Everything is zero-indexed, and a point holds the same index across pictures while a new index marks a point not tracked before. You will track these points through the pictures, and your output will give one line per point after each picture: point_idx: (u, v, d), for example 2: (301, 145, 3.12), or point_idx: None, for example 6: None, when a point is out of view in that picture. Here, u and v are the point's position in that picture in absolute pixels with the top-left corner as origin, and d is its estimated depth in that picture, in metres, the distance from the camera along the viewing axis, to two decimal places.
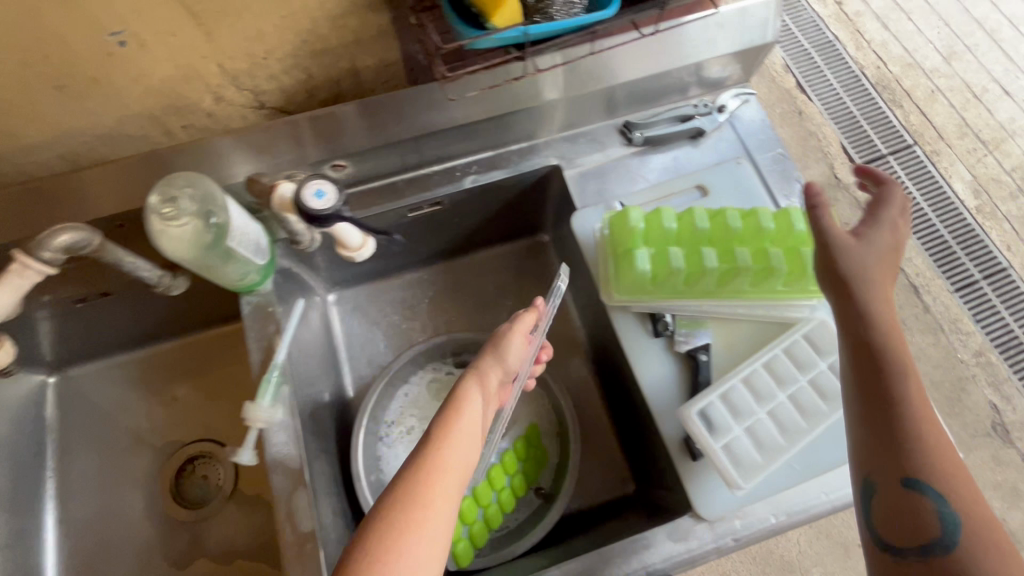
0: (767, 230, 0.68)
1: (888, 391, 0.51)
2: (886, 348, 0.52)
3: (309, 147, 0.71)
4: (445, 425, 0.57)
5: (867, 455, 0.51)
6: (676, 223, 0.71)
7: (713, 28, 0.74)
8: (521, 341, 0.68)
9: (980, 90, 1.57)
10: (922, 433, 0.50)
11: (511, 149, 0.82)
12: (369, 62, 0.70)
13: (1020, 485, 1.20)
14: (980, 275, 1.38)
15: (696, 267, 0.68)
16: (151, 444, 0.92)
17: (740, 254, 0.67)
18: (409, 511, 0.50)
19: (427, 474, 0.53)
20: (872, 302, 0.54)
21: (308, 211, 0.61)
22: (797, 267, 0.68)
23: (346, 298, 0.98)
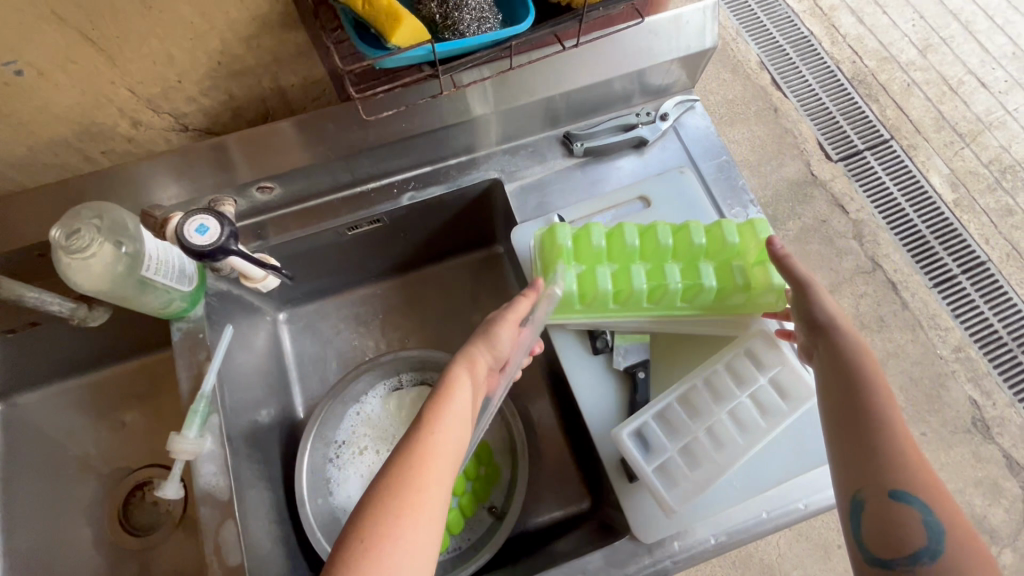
0: (697, 246, 0.68)
1: (869, 403, 0.53)
2: (862, 364, 0.55)
3: (238, 169, 0.69)
4: (437, 409, 0.55)
5: (850, 469, 0.52)
6: (606, 239, 0.70)
7: (645, 35, 0.73)
8: (511, 328, 0.64)
9: (956, 83, 1.52)
10: (903, 445, 0.52)
11: (450, 163, 0.80)
12: (293, 80, 0.68)
13: (1000, 480, 1.21)
14: (959, 269, 1.35)
15: (626, 285, 0.68)
16: (99, 470, 0.90)
17: (670, 271, 0.67)
18: (404, 491, 0.49)
19: (421, 455, 0.52)
20: (848, 331, 0.58)
21: (189, 250, 0.58)
22: (728, 281, 0.67)
23: (298, 316, 0.93)
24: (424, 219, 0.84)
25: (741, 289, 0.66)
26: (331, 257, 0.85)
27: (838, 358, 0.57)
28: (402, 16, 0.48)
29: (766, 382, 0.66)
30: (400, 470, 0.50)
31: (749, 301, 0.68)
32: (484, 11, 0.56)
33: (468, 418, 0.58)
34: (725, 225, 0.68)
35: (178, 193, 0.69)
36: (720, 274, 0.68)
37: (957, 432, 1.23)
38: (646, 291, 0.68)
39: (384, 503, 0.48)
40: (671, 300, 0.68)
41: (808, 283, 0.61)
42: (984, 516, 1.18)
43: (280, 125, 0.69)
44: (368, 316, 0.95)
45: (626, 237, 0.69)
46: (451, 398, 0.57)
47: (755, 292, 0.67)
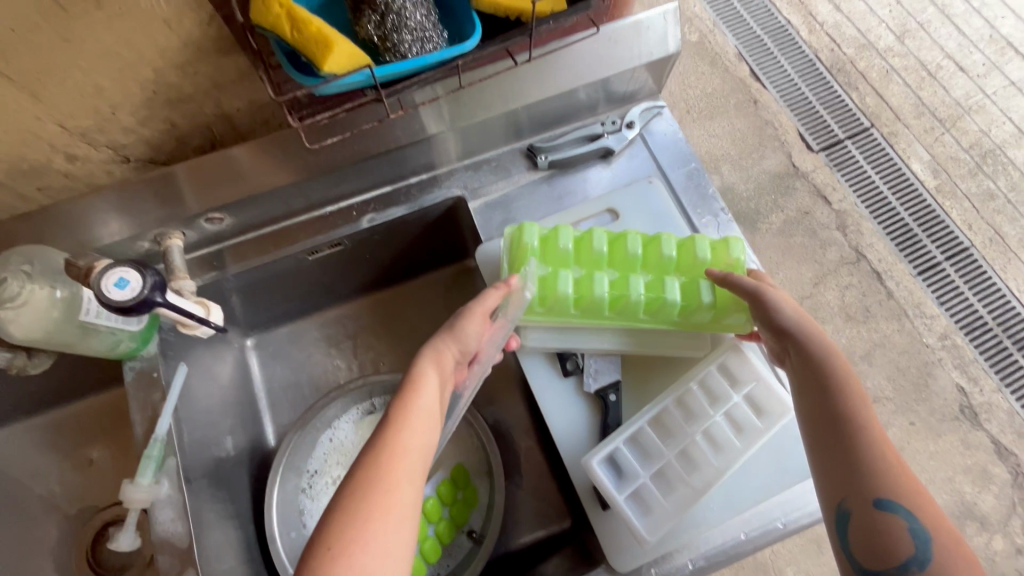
0: (665, 258, 0.66)
1: (845, 409, 0.51)
2: (832, 367, 0.53)
3: (186, 200, 0.66)
4: (404, 407, 0.53)
5: (830, 479, 0.50)
6: (575, 243, 0.68)
7: (605, 44, 0.70)
8: (479, 319, 0.60)
9: (934, 68, 1.50)
10: (883, 450, 0.49)
11: (411, 182, 0.77)
12: (238, 105, 0.65)
13: (990, 467, 1.20)
14: (943, 257, 1.34)
15: (587, 291, 0.65)
16: (66, 509, 0.87)
17: (634, 282, 0.65)
18: (375, 492, 0.48)
19: (391, 454, 0.50)
20: (814, 333, 0.56)
21: (110, 306, 0.56)
22: (694, 298, 0.64)
23: (266, 341, 0.89)
24: (389, 240, 0.81)
25: (707, 306, 0.64)
26: (295, 281, 0.82)
27: (807, 363, 0.54)
28: (333, 41, 0.45)
29: (741, 399, 0.64)
30: (368, 472, 0.49)
31: (715, 320, 0.65)
32: (427, 29, 0.52)
33: (438, 415, 0.55)
34: (696, 241, 0.66)
35: (121, 227, 0.66)
36: (687, 289, 0.65)
37: (946, 420, 1.22)
38: (608, 300, 0.65)
39: (354, 506, 0.47)
40: (633, 313, 0.65)
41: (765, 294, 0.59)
42: (975, 504, 1.18)
43: (231, 151, 0.66)
44: (340, 337, 0.91)
45: (594, 242, 0.67)
46: (419, 393, 0.54)
47: (721, 311, 0.64)
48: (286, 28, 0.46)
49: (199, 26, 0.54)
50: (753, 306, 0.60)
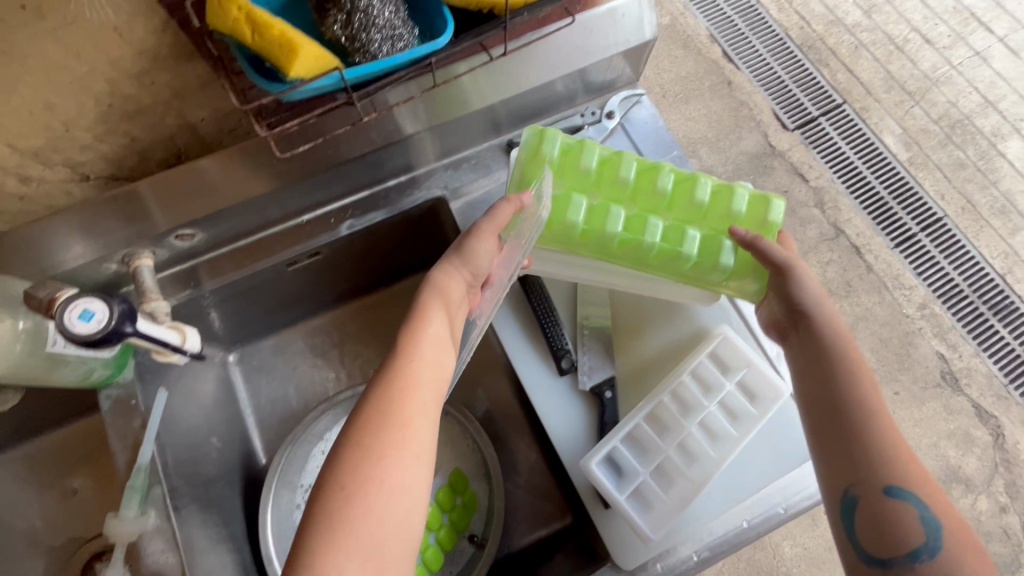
0: (695, 202, 0.63)
1: (853, 396, 0.51)
2: (841, 353, 0.53)
3: (154, 217, 0.63)
4: (414, 335, 0.54)
5: (839, 466, 0.49)
6: (599, 164, 0.65)
7: (581, 32, 0.68)
8: (489, 240, 0.60)
9: (902, 41, 1.51)
10: (892, 437, 0.49)
11: (389, 185, 0.75)
12: (202, 115, 0.61)
13: (972, 430, 1.23)
14: (918, 228, 1.36)
15: (598, 223, 0.62)
16: (50, 542, 0.84)
17: (652, 224, 0.62)
18: (386, 426, 0.50)
19: (400, 388, 0.52)
20: (826, 317, 0.55)
21: (76, 341, 0.54)
22: (712, 256, 0.62)
23: (250, 355, 0.87)
24: (369, 245, 0.79)
25: (725, 268, 0.61)
26: (275, 293, 0.80)
27: (815, 348, 0.54)
28: (298, 44, 0.43)
29: (734, 387, 0.63)
30: (378, 407, 0.51)
31: (728, 282, 0.63)
32: (396, 28, 0.50)
33: (448, 343, 0.56)
34: (734, 191, 0.63)
35: (85, 250, 0.62)
36: (708, 242, 0.62)
37: (928, 387, 1.25)
38: (617, 239, 0.62)
39: (364, 442, 0.49)
40: (642, 256, 0.63)
41: (790, 266, 0.57)
42: (959, 467, 1.21)
43: (200, 163, 0.63)
44: (326, 347, 0.89)
45: (622, 169, 0.64)
46: (426, 322, 0.55)
47: (738, 275, 0.62)
48: (246, 33, 0.43)
49: (153, 34, 0.51)
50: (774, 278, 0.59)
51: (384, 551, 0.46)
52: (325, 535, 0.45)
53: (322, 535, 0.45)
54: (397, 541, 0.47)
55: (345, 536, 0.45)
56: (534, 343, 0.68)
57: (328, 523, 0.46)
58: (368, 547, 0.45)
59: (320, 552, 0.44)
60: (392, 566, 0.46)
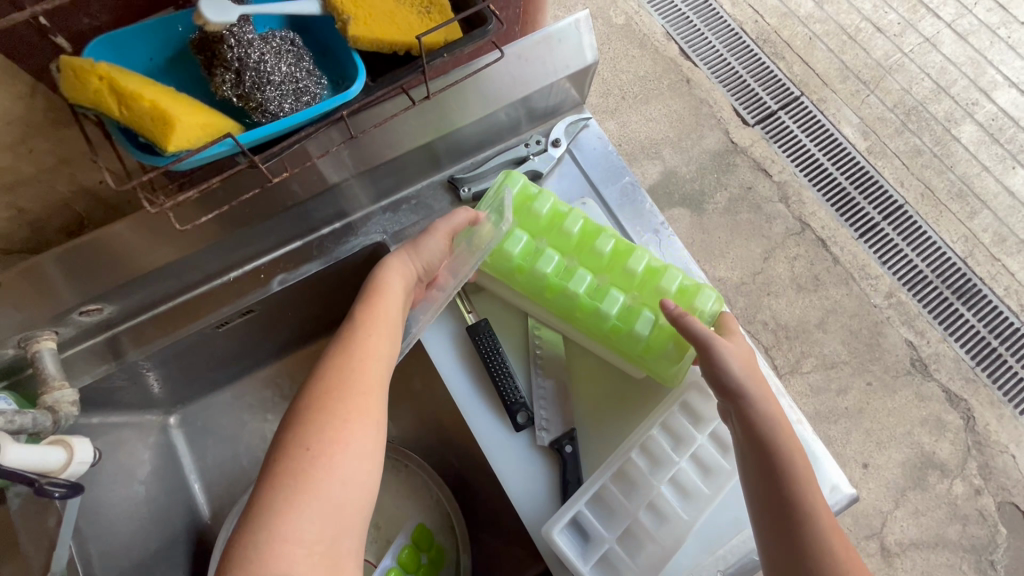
0: (629, 271, 0.61)
1: (795, 493, 0.49)
2: (782, 445, 0.51)
3: (61, 292, 0.58)
4: (371, 309, 0.54)
5: (780, 565, 0.49)
6: (553, 212, 0.62)
7: (516, 62, 0.65)
8: (442, 240, 0.59)
9: (855, 31, 1.50)
10: (830, 534, 0.49)
11: (323, 233, 0.70)
12: (98, 178, 0.55)
13: (944, 416, 1.22)
14: (880, 216, 1.35)
15: (532, 262, 0.61)
16: None
17: (580, 276, 0.60)
18: (350, 395, 0.49)
19: (361, 358, 0.51)
20: (766, 402, 0.52)
21: None
22: (628, 325, 0.59)
23: (192, 416, 0.80)
24: (309, 298, 0.73)
25: (638, 338, 0.59)
26: (210, 353, 0.73)
27: (756, 438, 0.51)
28: (175, 116, 0.38)
29: (706, 439, 0.59)
30: (340, 375, 0.50)
31: (642, 357, 0.60)
32: (300, 80, 0.46)
33: (401, 318, 0.56)
34: (669, 271, 0.60)
35: None
36: (629, 310, 0.60)
37: (899, 376, 1.24)
38: (546, 282, 0.61)
39: (327, 407, 0.48)
40: (563, 306, 0.61)
41: (712, 343, 0.54)
42: (933, 453, 1.20)
43: (106, 230, 0.59)
44: (275, 401, 0.82)
45: (569, 220, 0.61)
46: (382, 301, 0.55)
47: (651, 352, 0.59)
48: (111, 108, 0.38)
49: (20, 101, 0.45)
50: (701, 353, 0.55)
51: (346, 514, 0.45)
52: (288, 496, 0.43)
53: (286, 497, 0.43)
54: (356, 506, 0.45)
55: (308, 498, 0.43)
56: (488, 397, 0.63)
57: (288, 489, 0.44)
58: (330, 510, 0.44)
59: (284, 511, 0.43)
60: (348, 530, 0.44)
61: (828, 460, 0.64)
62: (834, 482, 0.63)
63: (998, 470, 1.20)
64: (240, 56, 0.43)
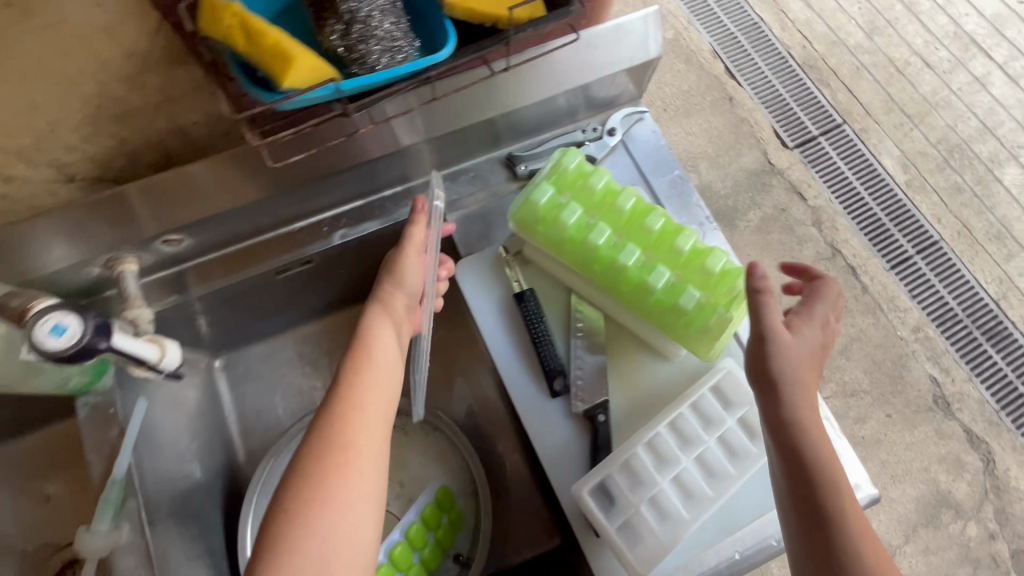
0: (676, 250, 0.63)
1: (825, 497, 0.50)
2: (817, 451, 0.51)
3: (141, 222, 0.61)
4: (356, 359, 0.59)
5: (807, 562, 0.50)
6: (606, 189, 0.65)
7: (586, 50, 0.68)
8: (414, 260, 0.64)
9: (903, 64, 1.51)
10: (858, 537, 0.50)
11: (384, 195, 0.74)
12: (193, 118, 0.60)
13: (964, 457, 1.20)
14: (913, 250, 1.35)
15: (584, 235, 0.63)
16: (27, 548, 0.82)
17: (630, 251, 0.62)
18: (328, 452, 0.54)
19: (342, 413, 0.56)
20: (803, 404, 0.52)
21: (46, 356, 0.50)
22: (674, 300, 0.61)
23: (236, 363, 0.84)
24: (363, 257, 0.77)
25: (683, 312, 0.61)
26: (265, 301, 0.77)
27: (790, 440, 0.52)
28: (293, 54, 0.42)
29: (735, 423, 0.62)
30: (323, 433, 0.55)
31: (682, 333, 0.61)
32: (397, 39, 0.49)
33: (388, 362, 0.61)
34: (714, 253, 0.62)
35: (67, 253, 0.60)
36: (674, 286, 0.62)
37: (920, 411, 1.22)
38: (596, 254, 0.62)
39: (309, 467, 0.53)
40: (610, 279, 0.63)
41: (766, 336, 0.54)
42: (949, 493, 1.18)
43: (189, 168, 0.62)
44: (314, 355, 0.86)
45: (621, 199, 0.64)
46: (365, 351, 0.60)
47: (693, 327, 0.61)
48: (240, 42, 0.42)
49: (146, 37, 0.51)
50: (754, 343, 0.55)
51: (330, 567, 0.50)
52: (275, 551, 0.50)
53: (273, 550, 0.50)
54: (342, 554, 0.51)
55: (292, 553, 0.50)
56: (527, 361, 0.66)
57: (278, 542, 0.51)
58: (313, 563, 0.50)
59: (274, 563, 0.49)
60: None
61: (851, 459, 0.66)
62: (856, 481, 0.65)
63: (1016, 517, 1.18)
64: (352, 10, 0.47)
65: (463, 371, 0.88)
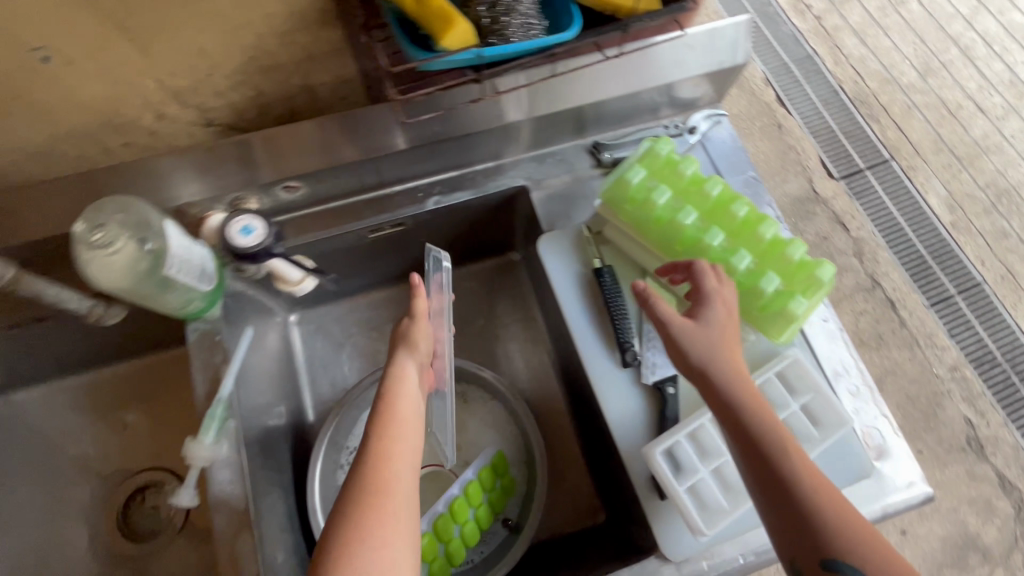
0: (758, 238, 0.67)
1: (776, 465, 0.52)
2: (752, 422, 0.55)
3: (260, 168, 0.67)
4: (382, 410, 0.59)
5: (782, 538, 0.51)
6: (693, 177, 0.70)
7: (681, 49, 0.73)
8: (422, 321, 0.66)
9: (955, 107, 1.52)
10: (820, 502, 0.51)
11: (476, 169, 0.79)
12: (323, 79, 0.68)
13: (994, 501, 1.10)
14: (956, 291, 1.33)
15: (672, 215, 0.68)
16: (98, 472, 0.87)
17: (715, 233, 0.66)
18: (363, 499, 0.52)
19: (373, 460, 0.55)
20: (726, 382, 0.57)
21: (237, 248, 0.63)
22: (755, 283, 0.65)
23: (309, 319, 0.88)
24: (446, 227, 0.82)
25: (763, 294, 0.64)
26: (348, 262, 0.82)
27: (726, 416, 0.56)
28: (455, 18, 0.48)
29: (798, 409, 0.64)
30: (357, 481, 0.54)
31: (757, 315, 0.66)
32: (531, 17, 0.55)
33: (414, 416, 0.61)
34: (793, 244, 0.66)
35: (199, 190, 0.66)
36: (756, 270, 0.65)
37: (953, 450, 1.14)
38: (682, 234, 0.67)
39: (345, 513, 0.52)
40: (692, 259, 0.68)
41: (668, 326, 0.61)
42: (977, 536, 1.07)
43: (300, 125, 0.68)
44: (379, 321, 0.89)
45: (708, 186, 0.69)
46: (392, 401, 0.60)
47: (769, 310, 0.65)
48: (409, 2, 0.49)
49: None
50: (668, 341, 0.61)
51: None
52: None
53: None
54: None
55: None
56: (602, 332, 0.70)
57: None
58: None
59: None
60: None
61: (906, 457, 0.68)
62: (911, 479, 0.67)
63: None
64: None
65: (520, 349, 0.91)
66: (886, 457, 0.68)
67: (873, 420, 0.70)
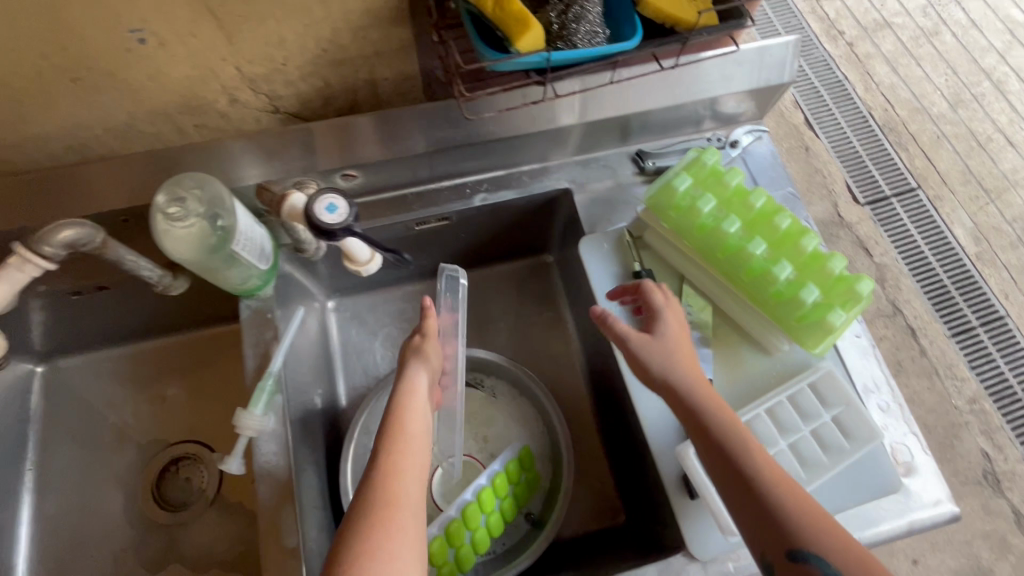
0: (800, 250, 0.68)
1: (735, 460, 0.54)
2: (709, 421, 0.57)
3: (321, 156, 0.71)
4: (394, 424, 0.61)
5: (751, 533, 0.52)
6: (738, 188, 0.72)
7: (731, 65, 0.75)
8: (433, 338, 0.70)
9: (985, 139, 1.52)
10: (780, 493, 0.52)
11: (523, 169, 0.82)
12: (386, 74, 0.71)
13: (1010, 538, 1.10)
14: (977, 320, 1.31)
15: (716, 223, 0.69)
16: (135, 441, 0.90)
17: (757, 243, 0.68)
18: (376, 511, 0.53)
19: (384, 473, 0.56)
20: (683, 386, 0.60)
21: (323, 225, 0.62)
22: (794, 294, 0.66)
23: (346, 306, 0.91)
24: (487, 224, 0.85)
25: (802, 304, 0.66)
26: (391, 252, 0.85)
27: (687, 418, 0.58)
28: (530, 22, 0.51)
29: (829, 419, 0.66)
30: (367, 493, 0.54)
31: (795, 325, 0.68)
32: (597, 25, 0.58)
33: (423, 433, 0.62)
34: (833, 257, 0.68)
35: (260, 172, 0.70)
36: (796, 281, 0.67)
37: (969, 483, 1.14)
38: (724, 242, 0.69)
39: (354, 523, 0.52)
40: (733, 267, 0.70)
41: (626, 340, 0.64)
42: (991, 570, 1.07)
43: (355, 119, 0.71)
44: (413, 312, 0.92)
45: (752, 198, 0.71)
46: (403, 416, 0.62)
47: (806, 320, 0.67)
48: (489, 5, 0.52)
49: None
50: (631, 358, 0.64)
51: None
52: None
53: None
54: None
55: None
56: None
57: None
58: None
59: None
60: None
61: (934, 476, 0.68)
62: (938, 497, 0.68)
63: None
64: None
65: (548, 349, 0.93)
66: (915, 474, 0.69)
67: (902, 437, 0.71)
